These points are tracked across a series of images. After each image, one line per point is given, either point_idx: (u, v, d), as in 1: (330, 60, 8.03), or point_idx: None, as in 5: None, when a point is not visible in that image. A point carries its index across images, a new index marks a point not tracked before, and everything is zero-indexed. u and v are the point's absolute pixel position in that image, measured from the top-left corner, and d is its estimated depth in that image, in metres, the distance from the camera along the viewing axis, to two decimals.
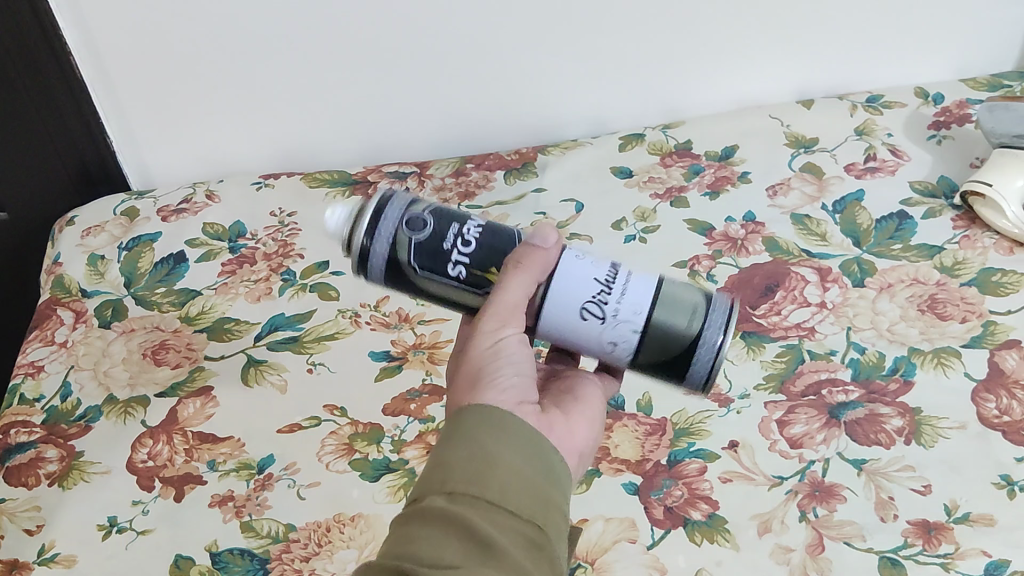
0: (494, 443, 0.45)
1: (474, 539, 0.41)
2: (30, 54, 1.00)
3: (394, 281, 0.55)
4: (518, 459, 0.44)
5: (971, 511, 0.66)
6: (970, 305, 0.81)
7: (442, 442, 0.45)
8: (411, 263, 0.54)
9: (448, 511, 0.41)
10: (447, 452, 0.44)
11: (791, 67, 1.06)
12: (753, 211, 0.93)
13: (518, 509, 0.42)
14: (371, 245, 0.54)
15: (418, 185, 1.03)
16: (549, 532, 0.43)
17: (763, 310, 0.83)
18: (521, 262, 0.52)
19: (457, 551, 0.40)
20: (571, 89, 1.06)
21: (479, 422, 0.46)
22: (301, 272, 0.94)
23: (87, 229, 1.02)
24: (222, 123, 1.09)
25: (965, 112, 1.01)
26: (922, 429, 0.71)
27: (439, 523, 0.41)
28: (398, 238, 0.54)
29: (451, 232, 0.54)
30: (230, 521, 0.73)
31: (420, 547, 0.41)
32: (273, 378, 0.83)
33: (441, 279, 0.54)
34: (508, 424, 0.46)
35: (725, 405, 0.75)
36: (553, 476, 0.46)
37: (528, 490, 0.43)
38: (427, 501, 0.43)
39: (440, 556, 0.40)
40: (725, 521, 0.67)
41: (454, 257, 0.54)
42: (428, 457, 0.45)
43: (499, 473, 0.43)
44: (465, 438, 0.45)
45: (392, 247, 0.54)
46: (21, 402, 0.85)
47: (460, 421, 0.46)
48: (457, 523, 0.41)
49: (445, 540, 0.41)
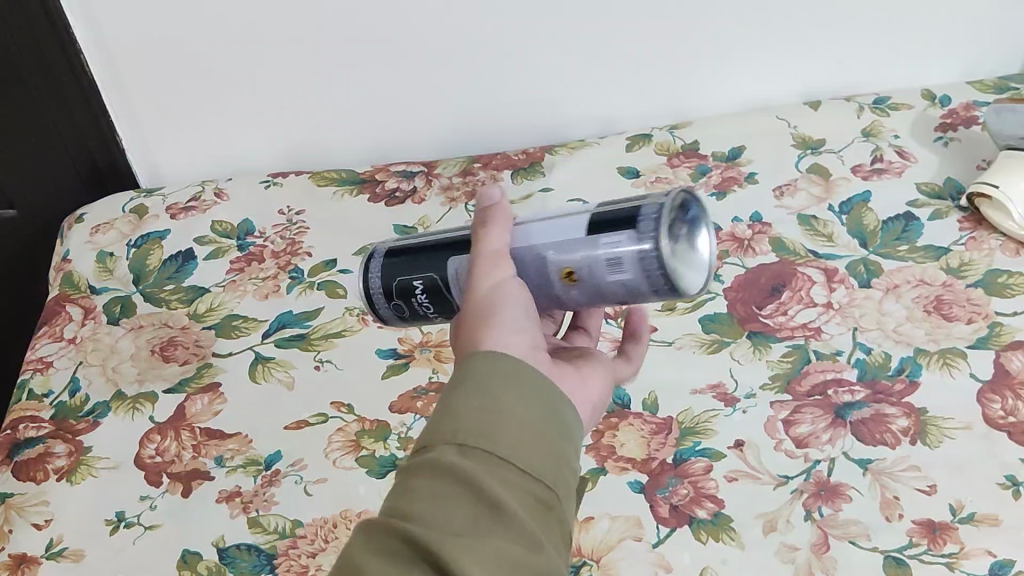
0: (507, 393, 0.43)
1: (482, 501, 0.39)
2: (40, 49, 1.01)
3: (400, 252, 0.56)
4: (530, 412, 0.43)
5: (976, 510, 0.66)
6: (976, 306, 0.81)
7: (452, 388, 0.44)
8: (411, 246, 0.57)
9: (457, 466, 0.40)
10: (456, 400, 0.43)
11: (799, 68, 1.06)
12: (760, 212, 0.93)
13: (528, 467, 0.41)
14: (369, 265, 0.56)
15: (426, 184, 1.03)
16: (559, 491, 0.42)
17: (770, 310, 0.83)
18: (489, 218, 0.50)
19: (463, 512, 0.39)
20: (578, 89, 1.07)
21: (491, 370, 0.44)
22: (309, 270, 0.95)
23: (96, 227, 1.03)
24: (231, 123, 1.09)
25: (972, 114, 1.01)
26: (928, 429, 0.72)
27: (446, 479, 0.40)
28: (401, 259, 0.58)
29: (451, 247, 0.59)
30: (237, 517, 0.73)
31: (426, 506, 0.39)
32: (280, 375, 0.84)
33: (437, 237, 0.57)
34: (521, 372, 0.44)
35: (731, 404, 0.76)
36: (566, 430, 0.44)
37: (539, 447, 0.42)
38: (436, 452, 0.41)
39: (445, 516, 0.39)
40: (731, 520, 0.68)
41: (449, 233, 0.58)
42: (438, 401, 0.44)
43: (510, 428, 0.42)
44: (477, 387, 0.43)
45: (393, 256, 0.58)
46: (30, 397, 0.86)
47: (471, 367, 0.45)
48: (465, 481, 0.40)
49: (452, 499, 0.39)
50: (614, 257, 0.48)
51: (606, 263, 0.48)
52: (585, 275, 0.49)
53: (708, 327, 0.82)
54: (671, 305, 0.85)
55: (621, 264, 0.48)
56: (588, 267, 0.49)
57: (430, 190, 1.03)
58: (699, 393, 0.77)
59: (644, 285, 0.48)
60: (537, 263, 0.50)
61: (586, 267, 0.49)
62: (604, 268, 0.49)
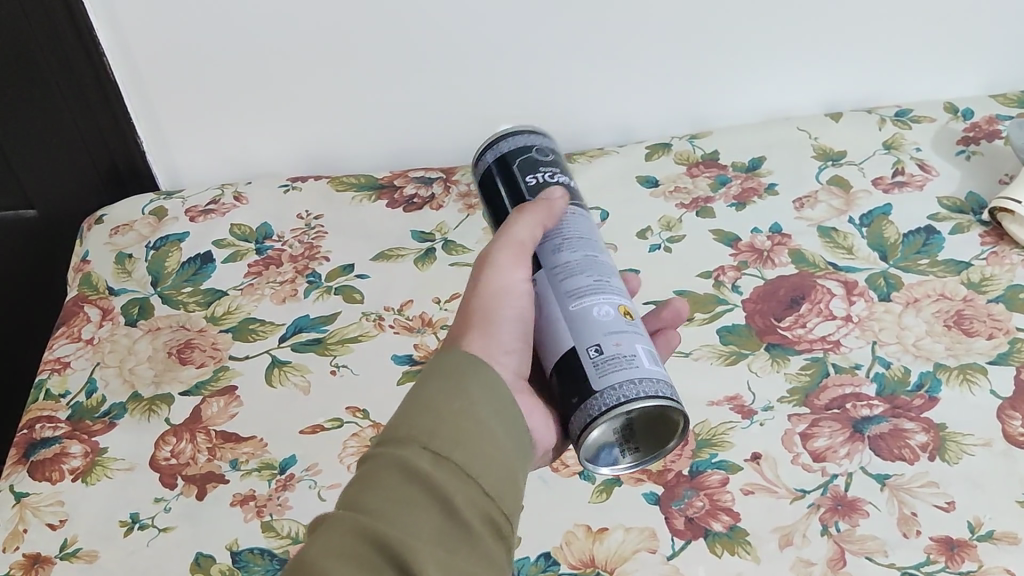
0: (485, 414, 0.45)
1: (450, 515, 0.41)
2: (63, 51, 1.01)
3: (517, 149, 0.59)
4: (501, 435, 0.44)
5: (995, 528, 0.66)
6: (997, 322, 0.80)
7: (426, 386, 0.45)
8: (523, 150, 0.59)
9: (431, 474, 0.41)
10: (433, 402, 0.44)
11: (820, 79, 1.06)
12: (780, 224, 0.93)
13: (493, 491, 0.42)
14: (498, 146, 0.60)
15: (444, 190, 1.03)
16: (514, 521, 0.43)
17: (788, 322, 0.83)
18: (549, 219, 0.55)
19: (431, 524, 0.40)
20: (600, 98, 1.07)
21: (468, 385, 0.46)
22: (327, 274, 0.95)
23: (115, 228, 1.03)
24: (252, 128, 1.09)
25: (994, 128, 1.00)
26: (947, 445, 0.71)
27: (417, 484, 0.41)
28: (507, 157, 0.59)
29: (541, 173, 0.58)
30: (251, 520, 0.73)
31: (395, 508, 0.40)
32: (296, 379, 0.84)
33: (530, 166, 0.58)
34: (499, 397, 0.46)
35: (748, 417, 0.75)
36: (525, 459, 0.46)
37: (505, 474, 0.43)
38: (410, 454, 0.42)
39: (413, 525, 0.40)
40: (746, 533, 0.67)
41: (540, 172, 0.58)
42: (415, 398, 0.44)
43: (484, 449, 0.43)
44: (453, 396, 0.45)
45: (501, 159, 0.59)
46: (47, 397, 0.86)
47: (448, 372, 0.46)
48: (438, 492, 0.41)
49: (419, 506, 0.40)
50: (652, 358, 0.53)
51: (647, 349, 0.53)
52: (633, 327, 0.53)
53: (725, 338, 0.82)
54: (689, 316, 0.84)
55: (652, 361, 0.52)
56: (639, 332, 0.53)
57: (448, 197, 1.02)
58: (716, 404, 0.77)
59: (636, 373, 0.51)
60: (622, 291, 0.55)
61: (639, 331, 0.54)
62: (643, 348, 0.53)
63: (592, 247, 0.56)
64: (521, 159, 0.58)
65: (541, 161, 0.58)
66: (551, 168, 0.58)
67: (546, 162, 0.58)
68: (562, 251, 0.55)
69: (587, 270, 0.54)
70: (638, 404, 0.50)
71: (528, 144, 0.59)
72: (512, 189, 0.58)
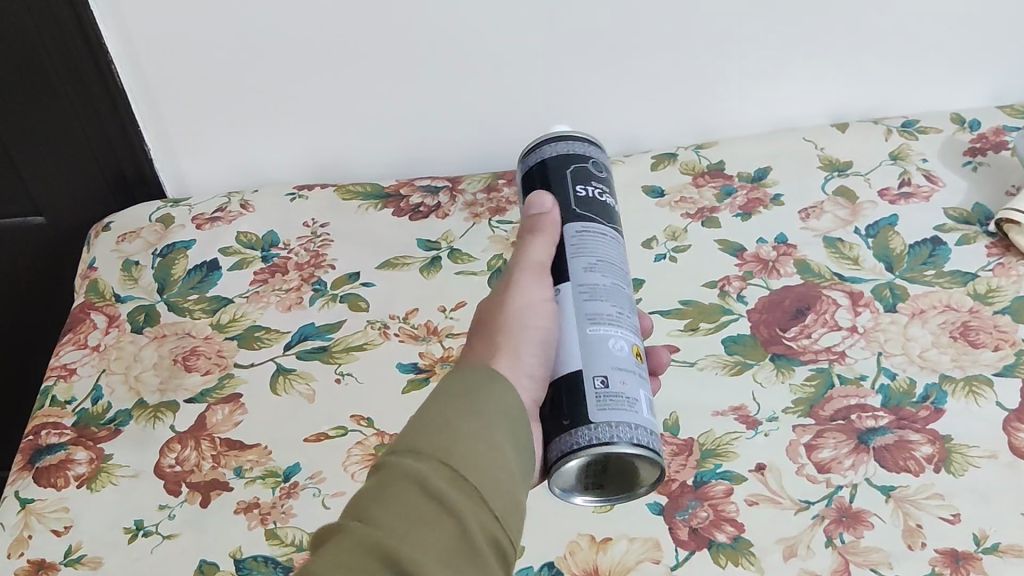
0: (500, 441, 0.45)
1: (460, 535, 0.40)
2: (72, 59, 1.02)
3: (569, 156, 0.59)
4: (512, 463, 0.45)
5: (1000, 541, 0.65)
6: (1003, 333, 0.80)
7: (441, 407, 0.45)
8: (575, 158, 0.59)
9: (445, 491, 0.41)
10: (449, 424, 0.44)
11: (826, 89, 1.06)
12: (785, 234, 0.93)
13: (502, 517, 0.42)
14: (552, 145, 0.60)
15: (450, 199, 1.03)
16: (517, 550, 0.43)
17: (794, 333, 0.83)
18: (584, 231, 0.57)
19: (444, 540, 0.40)
20: (606, 108, 1.07)
21: (485, 412, 0.46)
22: (332, 282, 0.95)
23: (122, 235, 1.04)
24: (258, 135, 1.10)
25: (1001, 139, 1.00)
26: (952, 457, 0.71)
27: (429, 502, 0.41)
28: (558, 157, 0.59)
29: (589, 186, 0.59)
30: (255, 528, 0.73)
31: (407, 522, 0.40)
32: (301, 388, 0.84)
33: (580, 176, 0.59)
34: (513, 427, 0.47)
35: (753, 427, 0.75)
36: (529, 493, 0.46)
37: (514, 502, 0.43)
38: (427, 469, 0.42)
39: (426, 539, 0.40)
40: (750, 544, 0.67)
41: (589, 185, 0.59)
42: (433, 416, 0.45)
43: (497, 475, 0.43)
44: (469, 420, 0.45)
45: (552, 157, 0.60)
46: (53, 403, 0.86)
47: (462, 396, 0.46)
48: (450, 509, 0.41)
49: (430, 523, 0.40)
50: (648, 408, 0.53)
51: (646, 396, 0.53)
52: (638, 370, 0.53)
53: (731, 349, 0.82)
54: (694, 325, 0.84)
55: (647, 410, 0.52)
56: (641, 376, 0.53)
57: (454, 206, 1.02)
58: (720, 414, 0.77)
59: (633, 418, 0.51)
60: (635, 329, 0.55)
61: (642, 376, 0.54)
62: (644, 395, 0.53)
63: (620, 276, 0.56)
64: (570, 164, 0.59)
65: (592, 175, 0.59)
66: (597, 183, 0.59)
67: (593, 176, 0.59)
68: (592, 271, 0.55)
69: (611, 298, 0.55)
70: (616, 446, 0.50)
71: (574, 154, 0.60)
72: (558, 194, 0.58)
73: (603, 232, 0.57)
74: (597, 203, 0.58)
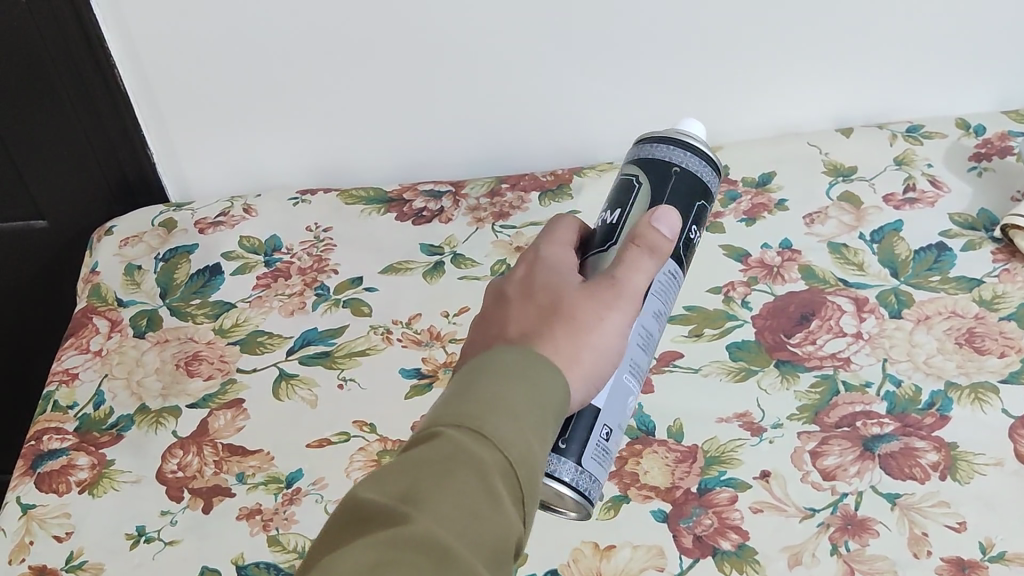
0: (549, 429, 0.41)
1: (505, 533, 0.37)
2: (74, 62, 1.02)
3: (705, 186, 0.57)
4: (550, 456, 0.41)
5: (1006, 549, 0.65)
6: (1009, 340, 0.79)
7: (501, 381, 0.40)
8: (707, 192, 0.58)
9: (496, 484, 0.37)
10: (510, 403, 0.40)
11: (831, 93, 1.06)
12: (790, 239, 0.92)
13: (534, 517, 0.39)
14: (700, 162, 0.57)
15: (453, 204, 1.03)
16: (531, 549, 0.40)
17: (798, 339, 0.82)
18: (672, 275, 0.55)
19: (489, 540, 0.36)
20: (610, 113, 1.07)
21: (545, 394, 0.41)
22: (335, 287, 0.95)
23: (125, 239, 1.03)
24: (262, 138, 1.09)
25: (1006, 144, 0.99)
26: (958, 464, 0.70)
27: (481, 496, 0.37)
28: (699, 180, 0.57)
29: (696, 228, 0.57)
30: (257, 534, 0.73)
31: (458, 513, 0.36)
32: (303, 393, 0.83)
33: (698, 213, 0.57)
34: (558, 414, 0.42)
35: (758, 434, 0.75)
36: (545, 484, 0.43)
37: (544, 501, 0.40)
38: (484, 454, 0.38)
39: (473, 537, 0.36)
40: (755, 552, 0.67)
41: (697, 226, 0.57)
42: (491, 388, 0.40)
43: (540, 470, 0.40)
44: (529, 400, 0.40)
45: (696, 175, 0.57)
46: (55, 409, 0.86)
47: (521, 369, 0.41)
48: (499, 506, 0.37)
49: (481, 520, 0.36)
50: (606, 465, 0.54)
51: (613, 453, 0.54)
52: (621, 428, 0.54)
53: (735, 355, 0.82)
54: (698, 331, 0.84)
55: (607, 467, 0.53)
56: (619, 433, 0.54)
57: (457, 211, 1.02)
58: (724, 421, 0.76)
59: (601, 476, 0.52)
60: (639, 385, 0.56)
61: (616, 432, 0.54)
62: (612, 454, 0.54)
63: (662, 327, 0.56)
64: (702, 197, 0.57)
65: (704, 219, 0.58)
66: (700, 225, 0.58)
67: (704, 218, 0.58)
68: (657, 317, 0.54)
69: (649, 350, 0.54)
70: (555, 482, 0.50)
71: (704, 179, 0.57)
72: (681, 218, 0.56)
73: (679, 280, 0.56)
74: (691, 250, 0.57)
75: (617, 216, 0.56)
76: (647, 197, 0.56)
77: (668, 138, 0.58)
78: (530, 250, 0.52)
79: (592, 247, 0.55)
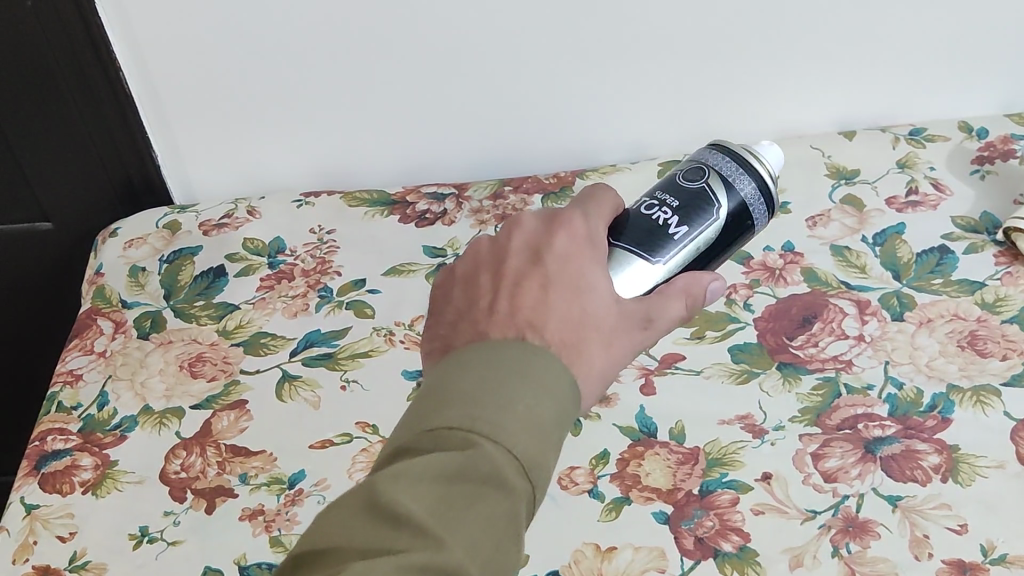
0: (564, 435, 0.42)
1: (516, 551, 0.38)
2: (80, 65, 1.02)
3: (754, 230, 0.57)
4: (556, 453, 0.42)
5: (1008, 552, 0.65)
6: (1011, 343, 0.79)
7: (535, 391, 0.40)
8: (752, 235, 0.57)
9: (516, 507, 0.38)
10: (536, 416, 0.40)
11: (834, 96, 1.06)
12: (792, 242, 0.92)
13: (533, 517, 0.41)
14: (764, 209, 0.56)
15: (456, 206, 1.03)
16: None
17: (801, 341, 0.82)
18: None
19: (501, 562, 0.38)
20: (613, 116, 1.07)
21: (568, 410, 0.42)
22: (338, 289, 0.95)
23: (129, 241, 1.04)
24: (266, 141, 1.10)
25: (1010, 147, 0.99)
26: (960, 467, 0.70)
27: (503, 521, 0.38)
28: (753, 226, 0.56)
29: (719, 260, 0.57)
30: (260, 535, 0.73)
31: (481, 539, 0.37)
32: (306, 395, 0.84)
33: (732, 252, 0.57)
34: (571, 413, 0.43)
35: (759, 436, 0.75)
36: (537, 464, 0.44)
37: None
38: (512, 476, 0.38)
39: (490, 563, 0.37)
40: (756, 554, 0.67)
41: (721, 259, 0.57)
42: (522, 398, 0.40)
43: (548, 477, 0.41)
44: (552, 408, 0.40)
45: (753, 222, 0.56)
46: (59, 409, 0.86)
47: (549, 374, 0.41)
48: (515, 527, 0.38)
49: (499, 544, 0.38)
50: None
51: None
52: None
53: (737, 357, 0.82)
54: (700, 333, 0.84)
55: None
56: None
57: (460, 213, 1.02)
58: (727, 423, 0.76)
59: None
60: None
61: None
62: None
63: None
64: (745, 240, 0.57)
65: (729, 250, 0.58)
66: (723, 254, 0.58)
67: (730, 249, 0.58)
68: None
69: None
70: None
71: (756, 222, 0.56)
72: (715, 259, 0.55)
73: None
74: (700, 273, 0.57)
75: (680, 234, 0.54)
76: (713, 230, 0.54)
77: (746, 163, 0.56)
78: (581, 218, 0.50)
79: (638, 244, 0.52)
